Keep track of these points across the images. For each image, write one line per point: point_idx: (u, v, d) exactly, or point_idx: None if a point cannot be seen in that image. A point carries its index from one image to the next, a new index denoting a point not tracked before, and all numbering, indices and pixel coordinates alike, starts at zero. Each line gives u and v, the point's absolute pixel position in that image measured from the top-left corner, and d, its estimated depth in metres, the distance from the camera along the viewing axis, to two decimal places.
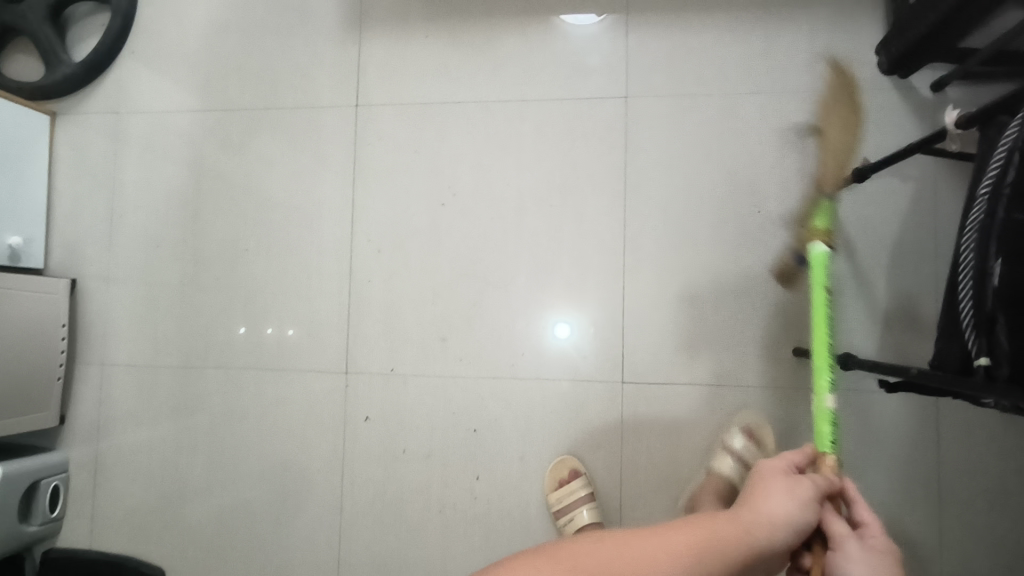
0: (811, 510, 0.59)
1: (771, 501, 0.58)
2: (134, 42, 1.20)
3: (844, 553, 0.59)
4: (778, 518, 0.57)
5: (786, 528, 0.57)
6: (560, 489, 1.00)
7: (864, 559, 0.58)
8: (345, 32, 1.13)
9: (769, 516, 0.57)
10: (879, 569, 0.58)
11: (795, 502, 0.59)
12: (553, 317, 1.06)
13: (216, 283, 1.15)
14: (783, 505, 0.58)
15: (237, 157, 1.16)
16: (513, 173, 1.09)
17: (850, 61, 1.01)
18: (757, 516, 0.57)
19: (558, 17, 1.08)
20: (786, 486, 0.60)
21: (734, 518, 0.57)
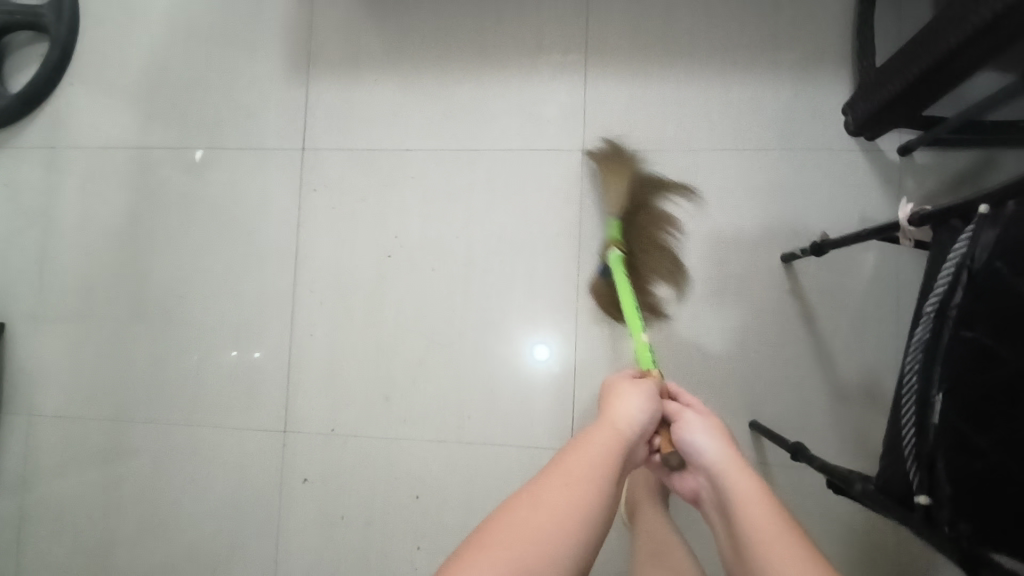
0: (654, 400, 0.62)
1: (622, 403, 0.61)
2: (73, 74, 1.14)
3: (685, 426, 0.63)
4: (636, 415, 0.60)
5: (642, 421, 0.60)
6: None
7: (700, 422, 0.63)
8: (295, 75, 1.09)
9: (629, 419, 0.59)
10: (715, 428, 0.63)
11: (643, 396, 0.62)
12: (534, 335, 1.01)
13: (151, 331, 1.10)
14: (634, 402, 0.61)
15: (177, 199, 1.11)
16: (463, 226, 1.03)
17: (815, 121, 0.97)
18: (618, 423, 0.59)
19: (514, 66, 1.04)
20: (632, 387, 0.63)
21: (601, 431, 0.58)
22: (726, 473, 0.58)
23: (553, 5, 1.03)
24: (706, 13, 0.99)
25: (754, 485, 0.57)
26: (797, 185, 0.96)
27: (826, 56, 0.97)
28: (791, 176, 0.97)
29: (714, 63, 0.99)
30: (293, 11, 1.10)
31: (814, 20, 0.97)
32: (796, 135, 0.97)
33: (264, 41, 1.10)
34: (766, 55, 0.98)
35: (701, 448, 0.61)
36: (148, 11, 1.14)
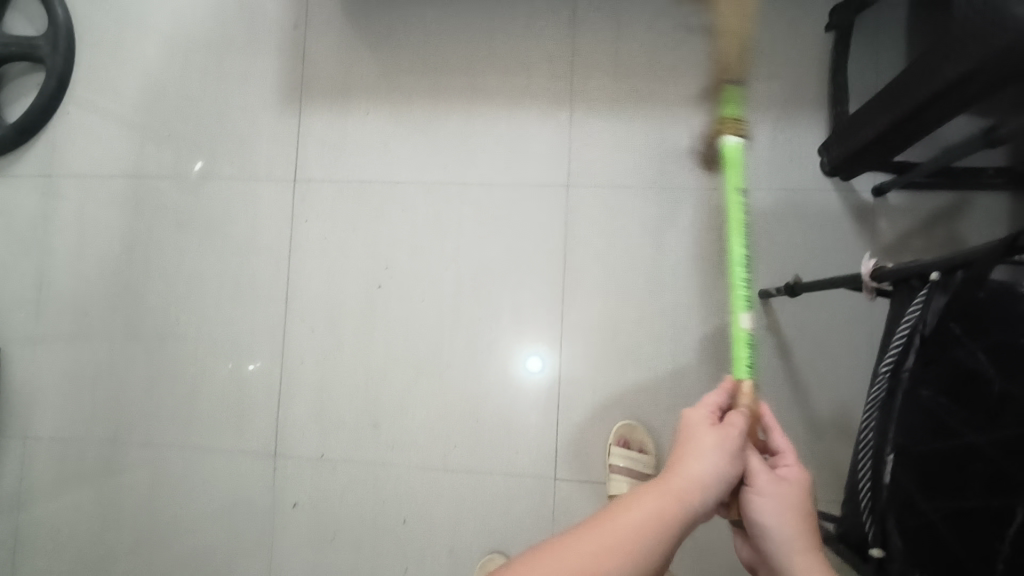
0: (733, 465, 0.55)
1: (699, 466, 0.54)
2: (70, 104, 1.17)
3: (761, 495, 0.57)
4: (709, 486, 0.54)
5: (715, 490, 0.54)
6: None
7: (781, 495, 0.57)
8: (287, 106, 1.11)
9: (700, 487, 0.54)
10: (792, 501, 0.57)
11: (725, 461, 0.55)
12: (524, 347, 1.03)
13: (145, 358, 1.12)
14: (713, 467, 0.55)
15: (171, 227, 1.13)
16: (450, 258, 1.06)
17: (792, 162, 1.00)
18: (686, 490, 0.53)
19: (502, 101, 1.06)
20: (715, 443, 0.56)
21: (665, 495, 0.53)
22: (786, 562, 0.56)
23: (539, 43, 1.06)
24: (688, 55, 1.03)
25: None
26: (775, 222, 0.99)
27: (803, 98, 1.00)
28: (769, 214, 1.00)
29: (696, 103, 1.02)
30: (285, 44, 1.12)
31: (792, 63, 1.01)
32: (775, 175, 1.00)
33: (256, 73, 1.12)
34: (745, 96, 1.01)
35: (769, 525, 0.57)
36: (142, 42, 1.16)
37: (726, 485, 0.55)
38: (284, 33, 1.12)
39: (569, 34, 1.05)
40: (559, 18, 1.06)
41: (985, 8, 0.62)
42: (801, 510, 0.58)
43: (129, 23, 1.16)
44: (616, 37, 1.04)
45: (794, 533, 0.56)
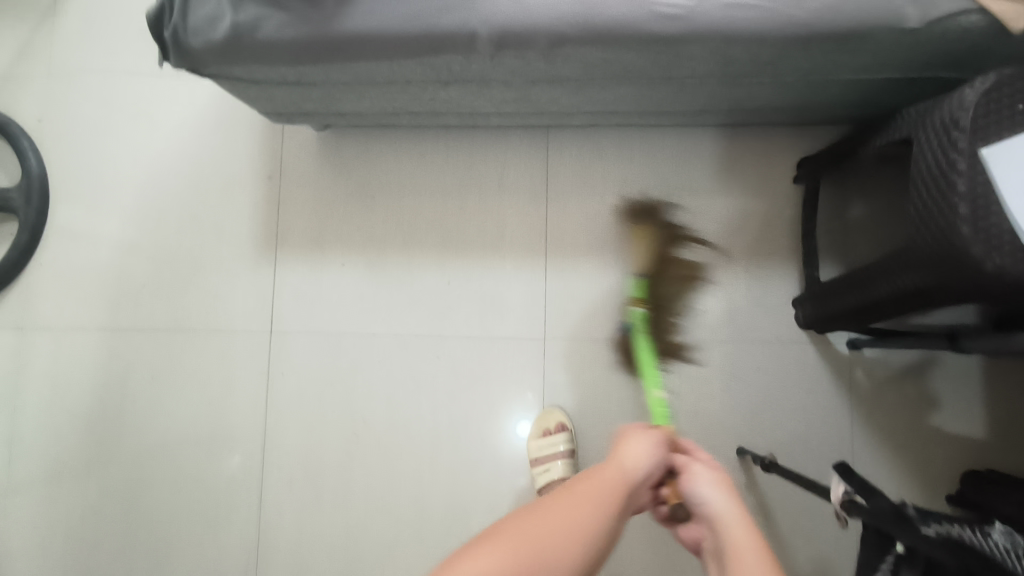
0: (662, 449, 0.58)
1: (631, 446, 0.57)
2: (44, 254, 1.18)
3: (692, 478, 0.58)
4: (644, 459, 0.56)
5: (650, 466, 0.56)
6: (542, 439, 1.00)
7: (707, 473, 0.58)
8: (261, 258, 1.12)
9: (636, 459, 0.56)
10: (722, 478, 0.59)
11: (652, 442, 0.58)
12: (516, 412, 1.05)
13: (117, 517, 1.10)
14: (644, 446, 0.57)
15: (146, 381, 1.12)
16: (429, 413, 1.06)
17: (767, 315, 1.00)
18: (624, 466, 0.56)
19: (476, 254, 1.08)
20: (639, 431, 0.60)
21: (605, 473, 0.55)
22: (728, 530, 0.54)
23: (510, 197, 1.08)
24: (654, 207, 1.03)
25: (749, 533, 0.53)
26: (750, 377, 0.98)
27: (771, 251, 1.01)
28: (741, 369, 0.99)
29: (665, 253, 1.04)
30: (260, 196, 1.13)
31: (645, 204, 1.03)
32: (746, 328, 1.00)
33: (230, 225, 1.13)
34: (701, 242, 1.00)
35: (708, 502, 0.56)
36: (118, 196, 1.17)
37: (656, 470, 0.57)
38: (260, 185, 1.13)
39: (540, 189, 1.07)
40: (530, 173, 1.08)
41: (936, 233, 0.63)
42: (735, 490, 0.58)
43: (105, 176, 1.18)
44: (586, 191, 1.06)
45: (728, 496, 0.56)
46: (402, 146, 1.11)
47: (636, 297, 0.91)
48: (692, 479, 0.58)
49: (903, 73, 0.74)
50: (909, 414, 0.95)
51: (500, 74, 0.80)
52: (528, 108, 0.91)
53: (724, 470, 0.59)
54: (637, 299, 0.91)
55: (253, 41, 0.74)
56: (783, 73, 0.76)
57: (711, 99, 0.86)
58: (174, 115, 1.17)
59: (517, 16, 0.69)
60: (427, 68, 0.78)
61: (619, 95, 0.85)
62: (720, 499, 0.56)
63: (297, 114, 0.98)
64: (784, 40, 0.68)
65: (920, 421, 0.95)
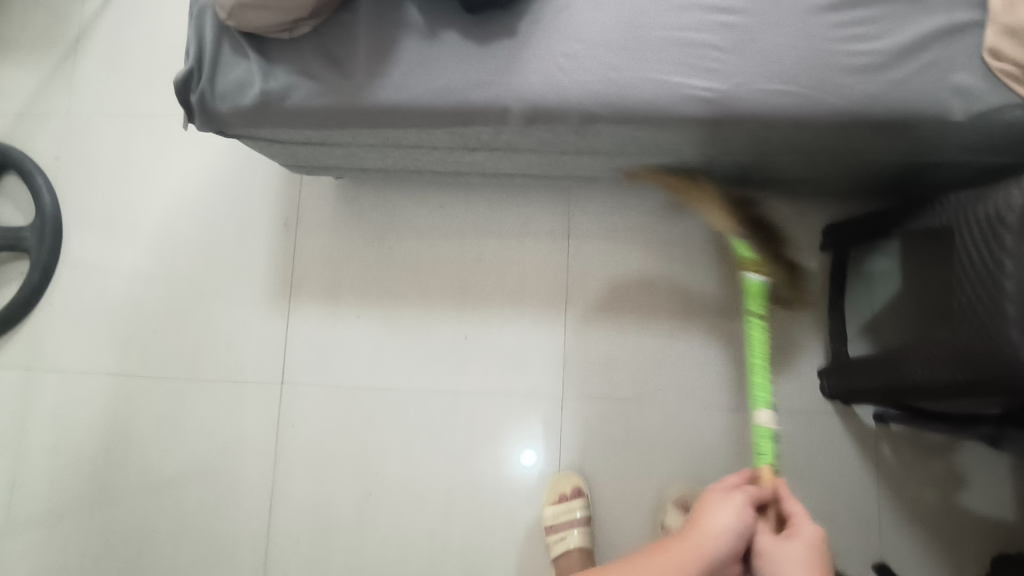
0: (750, 521, 0.63)
1: (715, 518, 0.63)
2: (54, 294, 1.16)
3: (769, 556, 0.63)
4: (726, 536, 0.62)
5: (731, 540, 0.63)
6: (558, 504, 0.97)
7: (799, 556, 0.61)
8: (277, 307, 1.11)
9: (717, 532, 0.62)
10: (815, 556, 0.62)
11: (737, 511, 0.64)
12: (522, 439, 1.03)
13: (119, 569, 1.07)
14: (728, 520, 0.63)
15: (154, 427, 1.10)
16: (443, 472, 1.03)
17: (792, 384, 0.98)
18: (703, 542, 0.62)
19: (493, 309, 1.06)
20: (726, 500, 0.65)
21: (678, 552, 0.62)
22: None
23: (531, 252, 1.07)
24: None
25: None
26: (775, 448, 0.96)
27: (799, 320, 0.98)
28: None
29: (686, 315, 1.03)
30: (276, 243, 1.12)
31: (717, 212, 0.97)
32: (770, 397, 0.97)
33: (245, 272, 1.12)
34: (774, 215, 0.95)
35: None
36: (132, 237, 1.16)
37: (742, 541, 0.63)
38: (277, 232, 1.12)
39: (561, 246, 1.07)
40: (552, 229, 1.07)
41: (983, 332, 0.61)
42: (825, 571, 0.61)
43: (119, 217, 1.17)
44: (605, 251, 1.06)
45: None
46: (421, 197, 1.10)
47: (748, 258, 0.80)
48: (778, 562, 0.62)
49: (940, 156, 0.73)
50: (937, 490, 0.93)
51: (528, 144, 0.79)
52: (553, 170, 0.90)
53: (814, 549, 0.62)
54: (749, 261, 0.80)
55: (280, 108, 0.73)
56: (818, 152, 0.75)
57: (741, 170, 0.84)
58: (191, 158, 1.16)
59: (551, 94, 0.68)
60: (454, 137, 0.77)
61: (648, 163, 0.84)
62: None
63: (318, 167, 0.97)
64: (823, 125, 0.67)
65: (947, 502, 0.93)
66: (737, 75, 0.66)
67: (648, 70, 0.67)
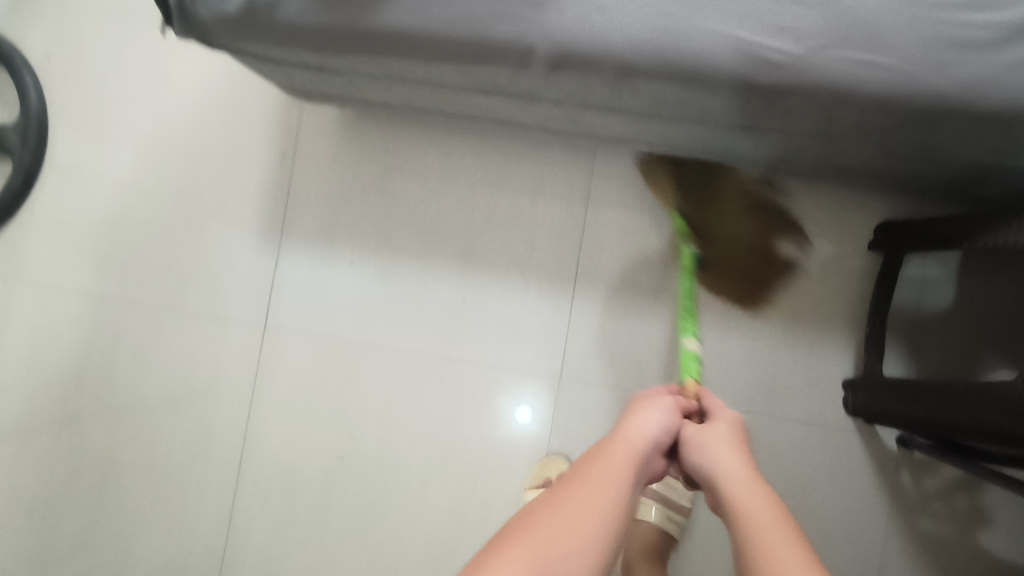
0: (671, 418, 0.60)
1: (639, 417, 0.59)
2: (35, 203, 1.09)
3: (693, 441, 0.59)
4: (650, 432, 0.58)
5: (656, 436, 0.58)
6: (540, 490, 0.91)
7: (719, 438, 0.58)
8: (266, 243, 1.03)
9: (643, 429, 0.58)
10: (733, 440, 0.58)
11: (660, 412, 0.60)
12: (515, 397, 0.96)
13: (85, 493, 1.04)
14: (649, 417, 0.59)
15: (130, 354, 1.05)
16: (424, 438, 0.97)
17: (812, 393, 0.89)
18: (630, 435, 0.57)
19: (496, 271, 0.98)
20: (651, 403, 0.61)
21: (609, 448, 0.56)
22: (724, 481, 0.54)
23: (545, 215, 0.97)
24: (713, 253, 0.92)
25: (760, 495, 0.52)
26: (783, 459, 0.88)
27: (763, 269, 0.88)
28: (774, 448, 0.88)
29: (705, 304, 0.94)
30: (271, 173, 1.03)
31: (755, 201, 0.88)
32: (786, 403, 0.89)
33: (234, 201, 1.04)
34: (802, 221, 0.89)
35: (717, 466, 0.56)
36: (119, 150, 1.08)
37: (666, 437, 0.59)
38: (273, 160, 1.03)
39: (578, 212, 0.97)
40: (570, 191, 0.97)
41: None
42: (744, 451, 0.57)
43: (108, 126, 1.08)
44: (626, 223, 0.96)
45: (736, 458, 0.55)
46: (431, 139, 1.00)
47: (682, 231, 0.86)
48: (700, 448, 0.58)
49: None
50: (952, 525, 0.85)
51: (553, 95, 0.68)
52: (578, 128, 0.79)
53: (731, 434, 0.58)
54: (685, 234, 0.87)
55: (270, 21, 0.63)
56: (892, 139, 0.63)
57: (794, 150, 0.73)
58: (188, 68, 1.06)
59: (584, 38, 0.57)
60: (468, 76, 0.67)
61: (688, 133, 0.73)
62: (725, 465, 0.55)
63: (318, 95, 0.87)
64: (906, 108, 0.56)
65: (962, 539, 0.85)
66: (813, 36, 0.55)
67: (706, 18, 0.55)
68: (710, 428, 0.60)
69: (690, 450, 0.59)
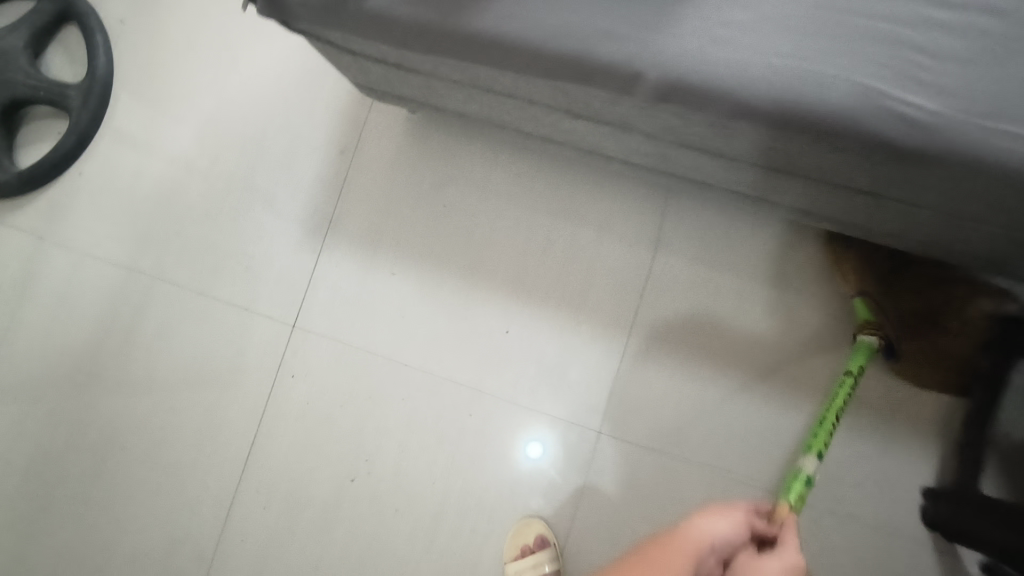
0: (739, 534, 0.56)
1: (709, 521, 0.55)
2: (85, 165, 1.06)
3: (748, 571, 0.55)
4: (716, 544, 0.54)
5: (718, 549, 0.54)
6: (523, 560, 0.83)
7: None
8: (309, 240, 0.98)
9: (709, 535, 0.54)
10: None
11: (733, 524, 0.56)
12: (525, 430, 0.89)
13: (80, 472, 0.98)
14: (723, 529, 0.55)
15: (151, 334, 1.00)
16: (441, 474, 0.90)
17: (882, 493, 0.80)
18: (700, 537, 0.53)
19: (545, 305, 0.91)
20: (727, 512, 0.57)
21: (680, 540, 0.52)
22: None
23: (608, 252, 0.90)
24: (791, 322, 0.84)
25: None
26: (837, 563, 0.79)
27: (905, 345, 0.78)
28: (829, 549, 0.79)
29: (769, 374, 0.85)
30: (327, 166, 0.99)
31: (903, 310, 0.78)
32: (851, 498, 0.80)
33: (284, 191, 1.00)
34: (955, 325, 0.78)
35: None
36: (176, 124, 1.04)
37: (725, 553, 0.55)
38: (332, 155, 0.99)
39: (643, 255, 0.90)
40: (638, 231, 0.90)
41: None
42: None
43: (170, 98, 1.05)
44: (693, 274, 0.88)
45: None
46: (499, 156, 0.94)
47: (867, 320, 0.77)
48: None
49: None
50: None
51: (650, 129, 0.62)
52: (665, 166, 0.73)
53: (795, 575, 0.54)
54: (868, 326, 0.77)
55: (358, 9, 0.58)
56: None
57: (907, 227, 0.65)
58: (260, 50, 1.03)
59: (701, 71, 0.51)
60: (559, 94, 0.61)
61: (789, 187, 0.66)
62: None
63: (390, 95, 0.82)
64: None
65: None
66: (972, 102, 0.47)
67: (846, 66, 0.48)
68: (767, 561, 0.56)
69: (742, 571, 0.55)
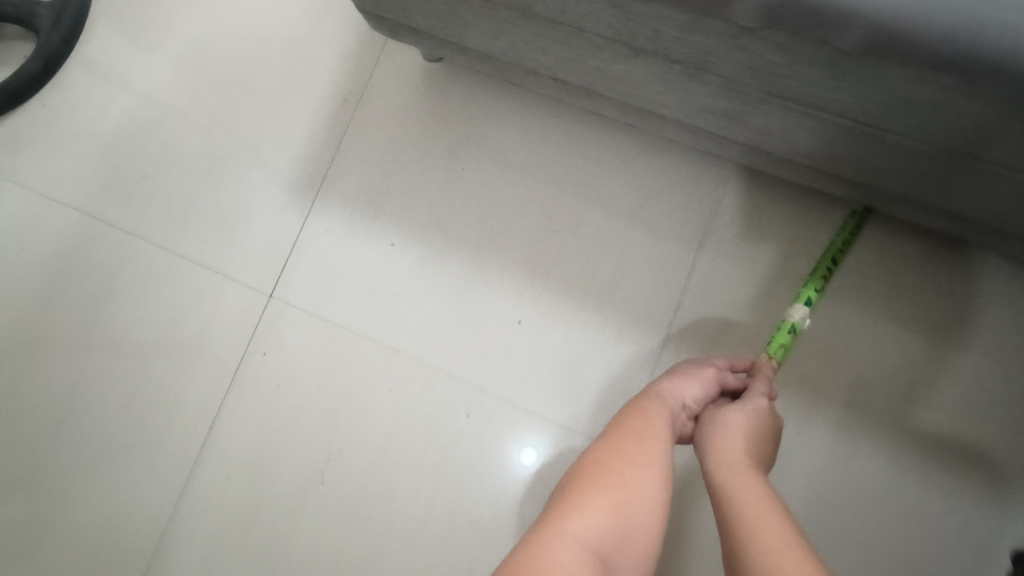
0: (708, 390, 0.54)
1: (677, 384, 0.53)
2: (51, 95, 0.93)
3: (714, 418, 0.52)
4: (683, 401, 0.52)
5: (688, 408, 0.53)
6: None
7: (745, 415, 0.52)
8: (298, 198, 0.85)
9: (674, 396, 0.52)
10: (761, 422, 0.52)
11: (699, 383, 0.54)
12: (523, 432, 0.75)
13: (9, 446, 0.84)
14: (690, 390, 0.53)
15: (107, 291, 0.86)
16: (427, 481, 0.76)
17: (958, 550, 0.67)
18: (665, 396, 0.52)
19: (565, 294, 0.77)
20: (693, 371, 0.55)
21: (649, 403, 0.51)
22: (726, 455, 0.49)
23: (644, 239, 0.77)
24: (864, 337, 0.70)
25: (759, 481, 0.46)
26: None
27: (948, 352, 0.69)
28: None
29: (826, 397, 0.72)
30: (325, 115, 0.85)
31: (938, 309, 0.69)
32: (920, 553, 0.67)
33: (274, 140, 0.86)
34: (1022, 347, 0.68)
35: (730, 439, 0.50)
36: (158, 56, 0.91)
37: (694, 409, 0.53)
38: (332, 103, 0.85)
39: (687, 245, 0.76)
40: (683, 216, 0.76)
41: None
42: (764, 440, 0.51)
43: (154, 27, 0.92)
44: (749, 272, 0.74)
45: (749, 438, 0.49)
46: (525, 120, 0.81)
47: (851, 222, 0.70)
48: (721, 422, 0.51)
49: None
50: None
51: (731, 71, 0.49)
52: (732, 132, 0.60)
53: (762, 415, 0.52)
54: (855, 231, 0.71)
55: None
56: None
57: None
58: None
59: None
60: (624, 18, 0.49)
61: (891, 164, 0.53)
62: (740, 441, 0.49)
63: (406, 28, 0.69)
64: None
65: None
66: None
67: None
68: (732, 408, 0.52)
69: (711, 419, 0.52)
